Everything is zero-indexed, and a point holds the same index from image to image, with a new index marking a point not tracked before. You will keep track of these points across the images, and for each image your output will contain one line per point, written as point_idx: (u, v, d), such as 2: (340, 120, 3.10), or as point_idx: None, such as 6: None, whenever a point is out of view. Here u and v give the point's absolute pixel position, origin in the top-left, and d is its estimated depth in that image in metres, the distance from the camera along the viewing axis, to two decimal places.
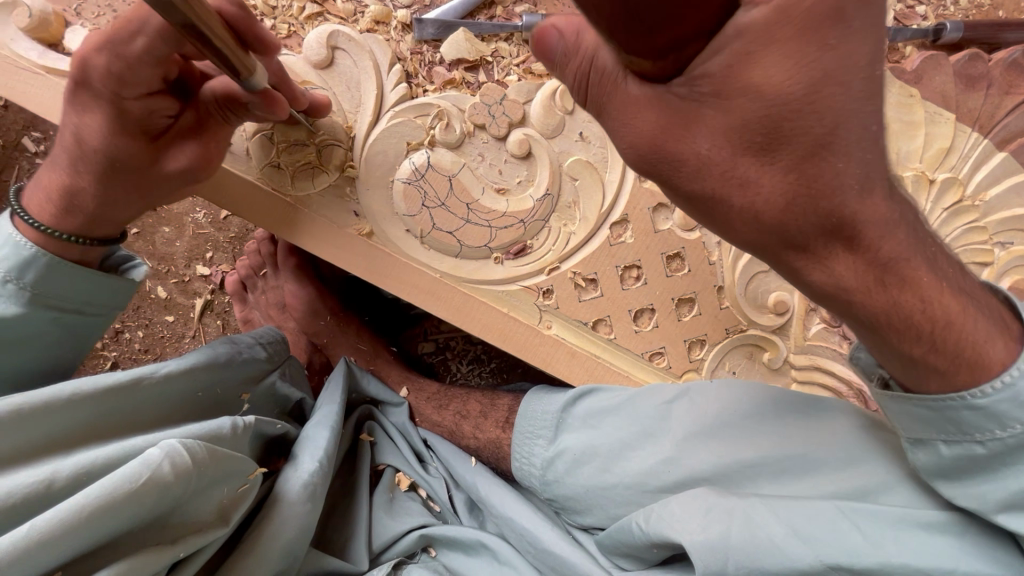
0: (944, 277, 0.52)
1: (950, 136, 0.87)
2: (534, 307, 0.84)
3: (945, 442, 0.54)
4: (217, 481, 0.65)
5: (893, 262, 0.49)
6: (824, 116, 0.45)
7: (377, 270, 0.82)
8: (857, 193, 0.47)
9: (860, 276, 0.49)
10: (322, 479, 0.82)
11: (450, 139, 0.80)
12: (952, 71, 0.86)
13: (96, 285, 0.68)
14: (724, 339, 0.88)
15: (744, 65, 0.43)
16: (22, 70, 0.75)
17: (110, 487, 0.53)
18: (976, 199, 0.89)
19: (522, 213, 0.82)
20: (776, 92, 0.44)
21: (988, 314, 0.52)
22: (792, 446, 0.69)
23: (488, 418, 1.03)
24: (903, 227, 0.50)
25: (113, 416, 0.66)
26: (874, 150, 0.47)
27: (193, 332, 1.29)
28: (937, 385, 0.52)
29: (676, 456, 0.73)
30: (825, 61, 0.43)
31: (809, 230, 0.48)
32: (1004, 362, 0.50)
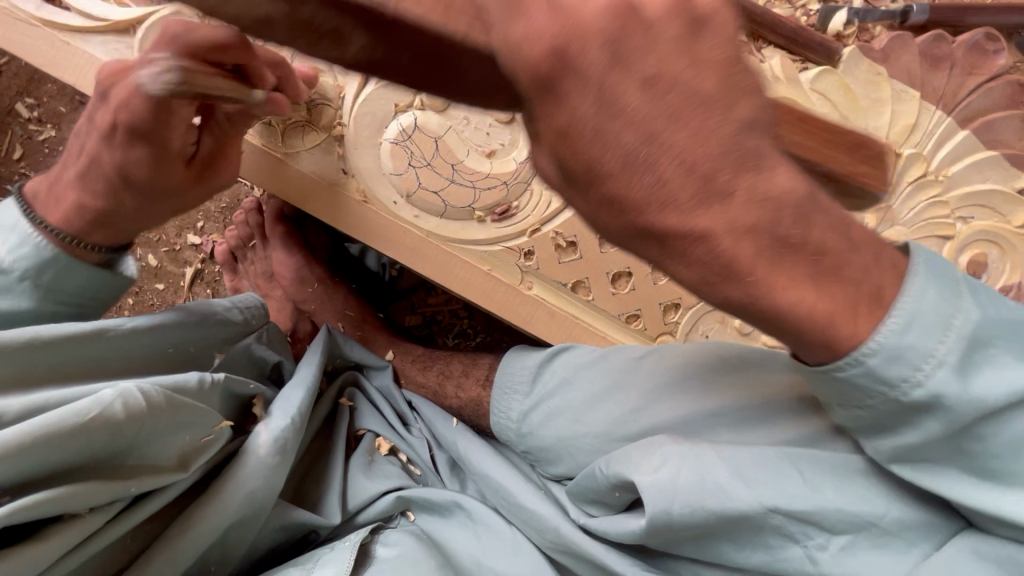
0: (876, 281, 0.45)
1: (915, 113, 0.91)
2: (515, 268, 0.87)
3: (843, 406, 0.52)
4: (176, 427, 0.66)
5: (739, 264, 0.39)
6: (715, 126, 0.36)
7: (366, 228, 0.84)
8: (680, 205, 0.36)
9: (703, 284, 0.40)
10: (293, 435, 0.84)
11: (436, 103, 0.83)
12: (918, 51, 0.90)
13: (101, 283, 0.69)
14: (698, 304, 0.91)
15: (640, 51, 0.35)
16: (20, 22, 0.77)
17: (53, 419, 0.55)
18: (940, 174, 0.93)
19: (505, 174, 0.85)
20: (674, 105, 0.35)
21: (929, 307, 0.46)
22: (752, 397, 0.72)
23: (471, 378, 1.05)
24: (834, 228, 0.42)
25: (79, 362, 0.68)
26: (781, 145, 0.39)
27: (183, 300, 1.31)
28: (815, 358, 0.47)
29: (639, 407, 0.77)
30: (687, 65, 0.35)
31: (749, 257, 0.38)
32: (863, 334, 0.45)
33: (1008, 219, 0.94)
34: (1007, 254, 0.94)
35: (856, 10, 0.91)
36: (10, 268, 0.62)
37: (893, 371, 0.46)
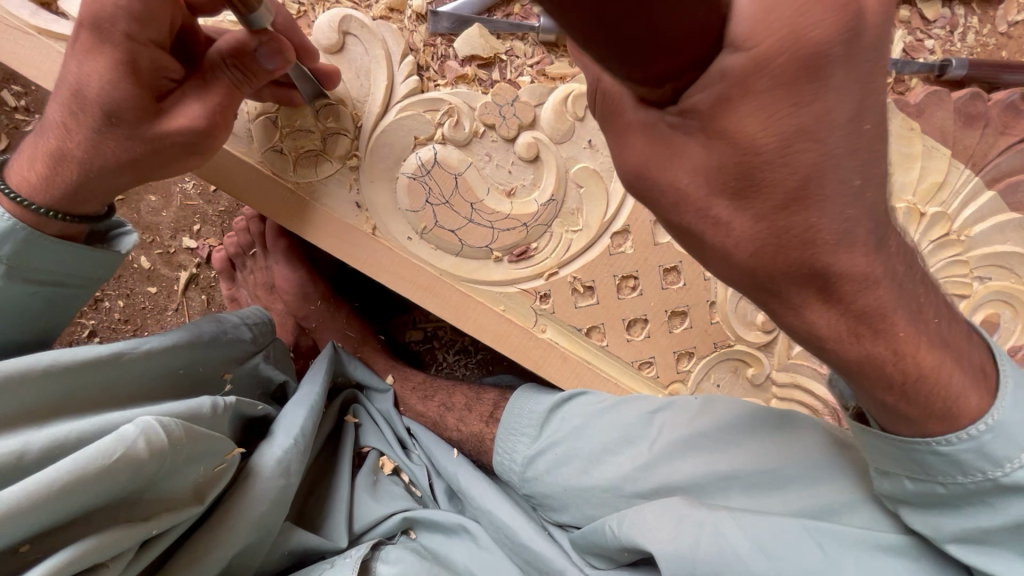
0: (923, 329, 0.52)
1: (944, 171, 0.90)
2: (530, 311, 0.85)
3: (909, 477, 0.57)
4: (193, 459, 0.66)
5: (835, 282, 0.48)
6: (799, 169, 0.43)
7: (378, 264, 0.81)
8: (863, 250, 0.47)
9: (844, 328, 0.50)
10: (297, 455, 0.82)
11: (458, 137, 0.78)
12: (954, 107, 0.88)
13: (80, 258, 0.66)
14: (711, 353, 0.90)
15: (763, 96, 0.40)
16: (12, 29, 0.71)
17: (79, 462, 0.54)
18: (962, 234, 0.92)
19: (525, 216, 0.82)
20: (753, 141, 0.42)
21: (967, 365, 0.54)
22: (767, 460, 0.71)
23: (473, 412, 1.04)
24: (888, 284, 0.49)
25: (90, 389, 0.69)
26: (863, 205, 0.45)
27: (177, 305, 1.27)
28: (910, 430, 0.55)
29: (652, 463, 0.76)
30: (799, 115, 0.41)
31: (785, 279, 0.48)
32: (979, 410, 0.53)
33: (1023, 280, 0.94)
34: (1018, 315, 0.95)
35: (894, 61, 0.87)
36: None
37: (999, 450, 0.52)
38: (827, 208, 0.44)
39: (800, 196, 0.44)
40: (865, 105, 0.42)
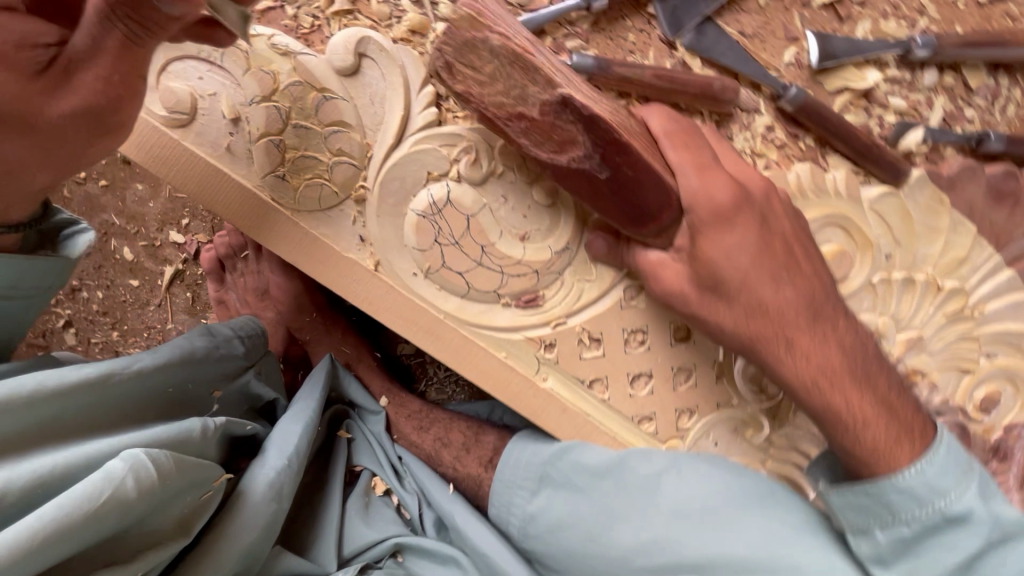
0: (865, 390, 0.67)
1: (967, 247, 0.87)
2: (533, 358, 0.81)
3: (879, 528, 0.66)
4: (181, 491, 0.65)
5: (795, 346, 0.66)
6: (748, 272, 0.65)
7: (378, 302, 0.77)
8: (808, 329, 0.67)
9: (807, 383, 0.67)
10: (290, 478, 0.81)
11: (474, 177, 0.74)
12: (984, 183, 0.86)
13: (23, 268, 0.65)
14: (713, 413, 0.88)
15: (705, 228, 0.65)
16: None
17: (66, 505, 0.53)
18: (975, 309, 0.91)
19: (537, 262, 0.78)
20: (713, 254, 0.65)
21: (896, 418, 0.67)
22: (780, 548, 0.70)
23: (471, 454, 1.00)
24: (834, 354, 0.67)
25: (74, 414, 0.67)
26: (798, 292, 0.66)
27: (160, 301, 1.21)
28: (861, 470, 0.67)
29: (663, 537, 0.75)
30: (745, 233, 0.65)
31: (764, 349, 0.67)
32: (908, 460, 0.65)
33: None
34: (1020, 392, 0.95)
35: (931, 129, 0.84)
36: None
37: (940, 483, 0.63)
38: (768, 291, 0.65)
39: (745, 283, 0.65)
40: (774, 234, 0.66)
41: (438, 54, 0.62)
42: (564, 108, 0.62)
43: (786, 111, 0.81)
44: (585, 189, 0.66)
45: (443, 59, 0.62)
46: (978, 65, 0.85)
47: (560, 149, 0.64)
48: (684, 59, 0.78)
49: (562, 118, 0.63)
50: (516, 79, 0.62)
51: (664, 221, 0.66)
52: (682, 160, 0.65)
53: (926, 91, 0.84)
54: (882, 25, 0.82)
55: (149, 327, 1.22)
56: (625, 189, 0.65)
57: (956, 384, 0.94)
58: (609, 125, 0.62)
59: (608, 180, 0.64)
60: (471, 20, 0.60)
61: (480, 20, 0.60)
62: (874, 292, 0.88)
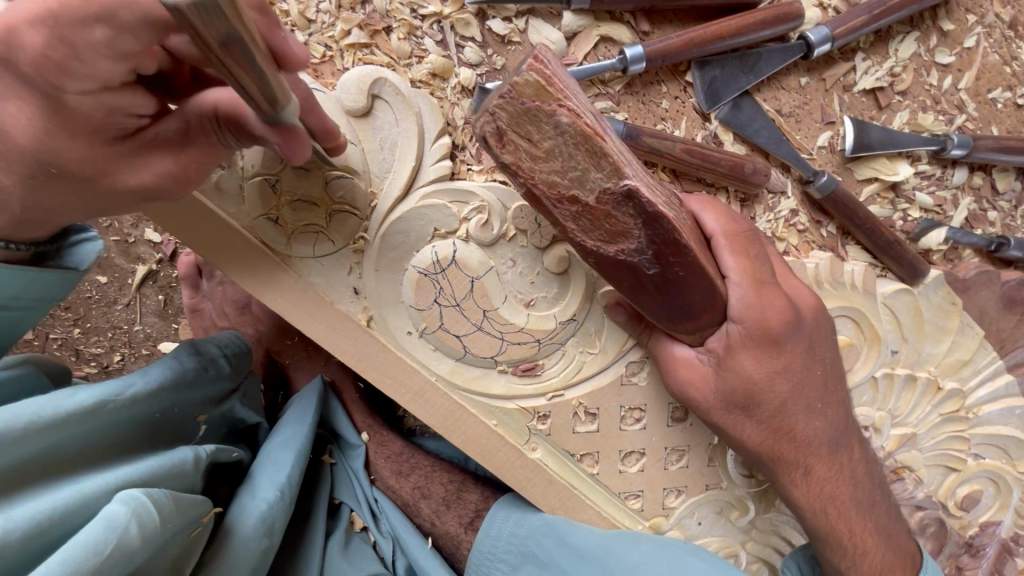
0: (871, 519, 0.68)
1: (972, 350, 0.86)
2: (524, 428, 0.77)
3: None
4: (178, 531, 0.60)
5: (813, 471, 0.66)
6: (789, 396, 0.63)
7: (367, 359, 0.71)
8: (827, 462, 0.67)
9: (816, 511, 0.67)
10: (281, 512, 0.79)
11: (483, 238, 0.68)
12: (999, 288, 0.84)
13: (24, 283, 0.60)
14: (700, 493, 0.86)
15: (753, 349, 0.61)
16: None
17: (72, 558, 0.47)
18: (970, 410, 0.90)
19: (540, 332, 0.73)
20: (757, 377, 0.62)
21: (894, 549, 0.69)
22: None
23: (451, 509, 0.98)
24: (847, 481, 0.68)
25: (70, 443, 0.61)
26: (827, 419, 0.66)
27: (128, 300, 1.13)
28: None
29: None
30: (793, 359, 0.62)
31: (782, 470, 0.66)
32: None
33: (1013, 462, 0.94)
34: (999, 492, 0.96)
35: (954, 230, 0.82)
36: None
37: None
38: (802, 419, 0.64)
39: (780, 410, 0.63)
40: (817, 358, 0.64)
41: (489, 117, 0.51)
42: (627, 202, 0.53)
43: (814, 197, 0.77)
44: (627, 279, 0.59)
45: (494, 124, 0.51)
46: (1007, 168, 0.83)
47: (610, 239, 0.55)
48: (717, 132, 0.73)
49: (619, 210, 0.54)
50: (578, 160, 0.52)
51: (704, 322, 0.61)
52: (739, 271, 0.60)
53: (954, 189, 0.81)
54: (921, 118, 0.78)
55: (114, 327, 1.14)
56: (671, 288, 0.58)
57: (941, 481, 0.93)
58: (672, 224, 0.54)
59: (654, 277, 0.57)
60: (538, 88, 0.49)
61: (549, 89, 0.49)
62: (877, 386, 0.85)
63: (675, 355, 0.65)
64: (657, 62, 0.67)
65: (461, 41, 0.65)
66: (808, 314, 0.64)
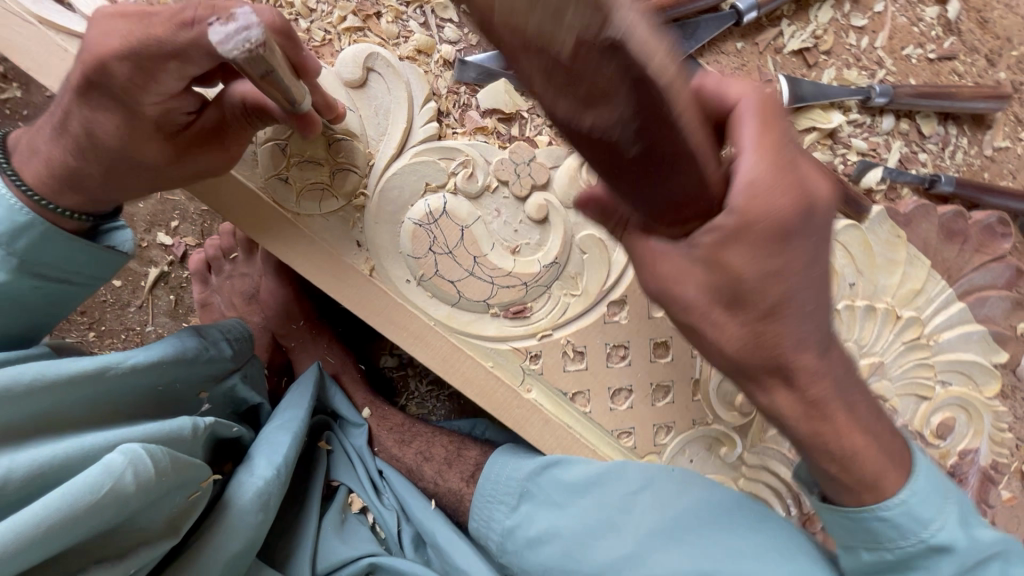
0: (868, 429, 0.59)
1: (922, 279, 0.94)
2: (518, 369, 0.84)
3: (867, 549, 0.60)
4: (174, 488, 0.63)
5: (794, 370, 0.53)
6: (783, 285, 0.49)
7: (370, 306, 0.78)
8: (819, 368, 0.55)
9: (801, 417, 0.56)
10: (275, 489, 0.80)
11: (470, 189, 0.77)
12: (938, 221, 0.93)
13: (84, 253, 0.69)
14: (688, 429, 0.91)
15: (755, 244, 0.47)
16: (11, 16, 0.67)
17: (66, 497, 0.51)
18: (931, 338, 0.97)
19: (526, 275, 0.81)
20: (741, 265, 0.48)
21: (888, 457, 0.60)
22: (748, 567, 0.66)
23: (453, 468, 1.01)
24: (836, 388, 0.57)
25: (70, 407, 0.66)
26: (796, 302, 0.50)
27: (141, 302, 1.21)
28: (852, 502, 0.60)
29: (637, 552, 0.71)
30: (791, 246, 0.49)
31: (752, 367, 0.54)
32: (897, 488, 0.59)
33: (979, 388, 1.00)
34: (971, 419, 1.01)
35: (890, 169, 0.92)
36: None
37: (925, 512, 0.58)
38: (808, 320, 0.51)
39: (775, 308, 0.50)
40: (817, 213, 0.49)
41: None
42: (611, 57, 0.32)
43: None
44: (603, 162, 0.39)
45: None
46: (930, 115, 0.94)
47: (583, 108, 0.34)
48: None
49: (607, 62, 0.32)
50: None
51: (688, 214, 0.46)
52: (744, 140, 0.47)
53: (885, 135, 0.92)
54: (845, 74, 0.89)
55: (127, 328, 1.20)
56: (661, 152, 0.38)
57: (915, 410, 0.99)
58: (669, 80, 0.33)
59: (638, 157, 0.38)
60: None
61: None
62: (841, 318, 0.93)
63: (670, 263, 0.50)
64: None
65: (441, 23, 0.76)
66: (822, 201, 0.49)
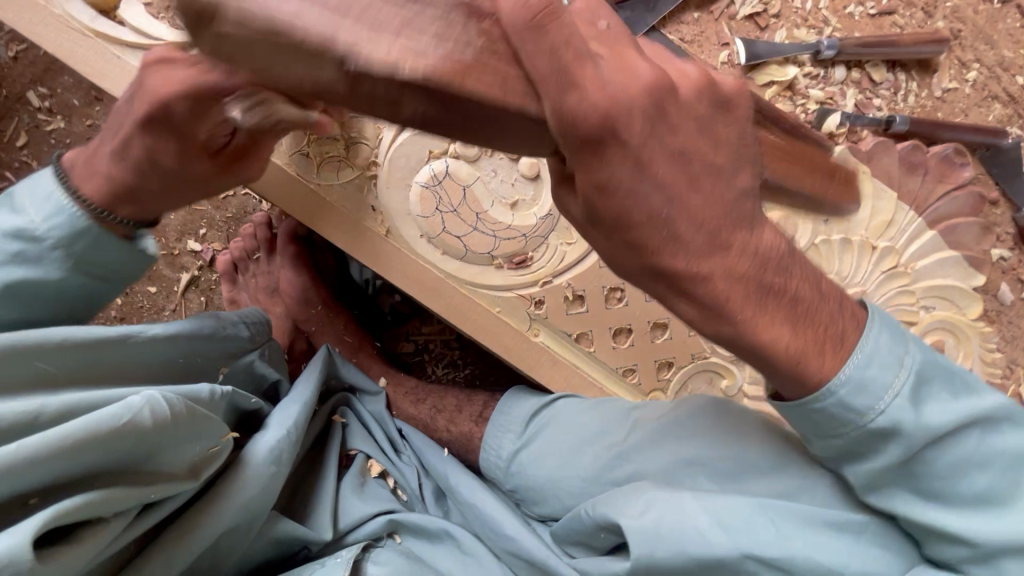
0: (797, 325, 0.56)
1: (892, 211, 1.02)
2: (525, 315, 0.92)
3: (820, 437, 0.64)
4: (192, 436, 0.67)
5: (709, 290, 0.49)
6: (649, 165, 0.41)
7: (387, 262, 0.88)
8: (734, 282, 0.50)
9: (706, 323, 0.53)
10: (288, 447, 0.84)
11: (469, 153, 0.87)
12: (899, 156, 1.02)
13: (125, 254, 0.72)
14: (689, 363, 0.97)
15: (623, 96, 0.37)
16: (71, 31, 0.79)
17: (91, 422, 0.56)
18: (909, 266, 1.04)
19: (525, 227, 0.90)
20: (620, 112, 0.37)
21: (819, 337, 0.57)
22: (726, 449, 0.77)
23: (463, 413, 1.10)
24: (751, 295, 0.52)
25: (103, 366, 0.72)
26: (708, 200, 0.45)
27: (175, 305, 1.31)
28: (791, 393, 0.61)
29: (626, 453, 0.82)
30: (676, 127, 0.41)
31: (652, 284, 0.50)
32: (829, 370, 0.59)
33: (962, 311, 1.06)
34: (960, 342, 1.06)
35: (847, 114, 1.01)
36: (44, 235, 0.67)
37: (859, 401, 0.59)
38: (698, 203, 0.45)
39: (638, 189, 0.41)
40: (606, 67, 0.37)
41: None
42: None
43: None
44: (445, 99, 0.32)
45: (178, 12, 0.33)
46: (879, 63, 1.03)
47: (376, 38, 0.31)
48: None
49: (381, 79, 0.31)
50: None
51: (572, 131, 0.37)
52: None
53: (839, 84, 1.02)
54: (795, 33, 1.00)
55: None
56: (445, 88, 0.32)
57: None
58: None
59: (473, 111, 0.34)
60: None
61: None
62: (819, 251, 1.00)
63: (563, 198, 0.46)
64: None
65: None
66: (653, 97, 0.39)
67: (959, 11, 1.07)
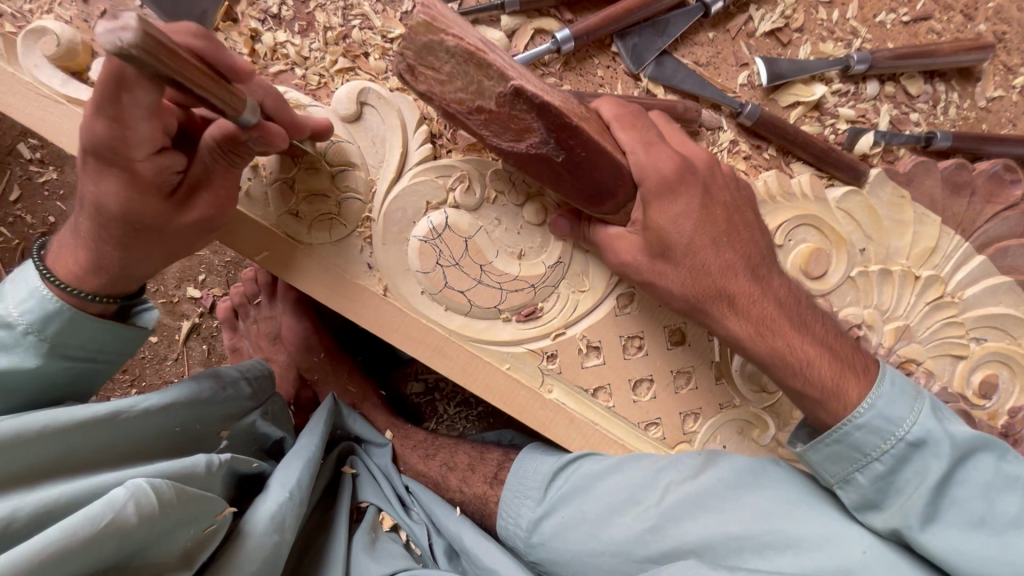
0: (823, 345, 0.74)
1: (936, 236, 0.93)
2: (536, 370, 0.85)
3: (858, 470, 0.70)
4: (183, 521, 0.62)
5: (744, 306, 0.73)
6: (691, 230, 0.71)
7: (386, 323, 0.83)
8: (763, 305, 0.73)
9: (757, 339, 0.73)
10: (293, 510, 0.78)
11: (469, 202, 0.81)
12: (941, 176, 0.92)
13: (111, 335, 0.73)
14: (717, 414, 0.89)
15: (661, 199, 0.71)
16: (43, 97, 0.76)
17: (67, 528, 0.51)
18: (955, 295, 0.95)
19: (533, 277, 0.83)
20: (662, 181, 0.70)
21: (839, 357, 0.73)
22: (772, 521, 0.72)
23: (477, 473, 1.03)
24: (779, 309, 0.74)
25: (82, 450, 0.65)
26: (734, 251, 0.73)
27: (177, 354, 1.28)
28: (829, 416, 0.72)
29: (661, 525, 0.76)
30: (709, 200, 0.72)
31: (703, 301, 0.74)
32: (862, 392, 0.71)
33: (1019, 341, 0.96)
34: (1017, 375, 0.96)
35: (882, 133, 0.92)
36: (16, 323, 0.65)
37: (891, 413, 0.69)
38: (710, 253, 0.72)
39: (691, 245, 0.72)
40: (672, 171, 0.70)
41: (400, 58, 0.66)
42: (517, 99, 0.66)
43: (746, 126, 0.89)
44: (546, 171, 0.72)
45: (405, 63, 0.67)
46: (915, 75, 0.94)
47: (519, 137, 0.69)
48: (648, 88, 0.88)
49: (516, 108, 0.67)
50: (472, 74, 0.67)
51: (621, 197, 0.73)
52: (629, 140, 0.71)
53: (871, 100, 0.93)
54: (821, 47, 0.92)
55: (166, 381, 1.27)
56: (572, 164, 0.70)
57: (952, 371, 0.95)
58: (558, 109, 0.67)
59: (564, 162, 0.70)
60: (426, 25, 0.64)
61: (434, 24, 0.64)
62: (857, 285, 0.92)
63: (610, 233, 0.76)
64: (583, 38, 0.82)
65: None
66: (679, 176, 0.70)
67: (1003, 12, 0.97)
